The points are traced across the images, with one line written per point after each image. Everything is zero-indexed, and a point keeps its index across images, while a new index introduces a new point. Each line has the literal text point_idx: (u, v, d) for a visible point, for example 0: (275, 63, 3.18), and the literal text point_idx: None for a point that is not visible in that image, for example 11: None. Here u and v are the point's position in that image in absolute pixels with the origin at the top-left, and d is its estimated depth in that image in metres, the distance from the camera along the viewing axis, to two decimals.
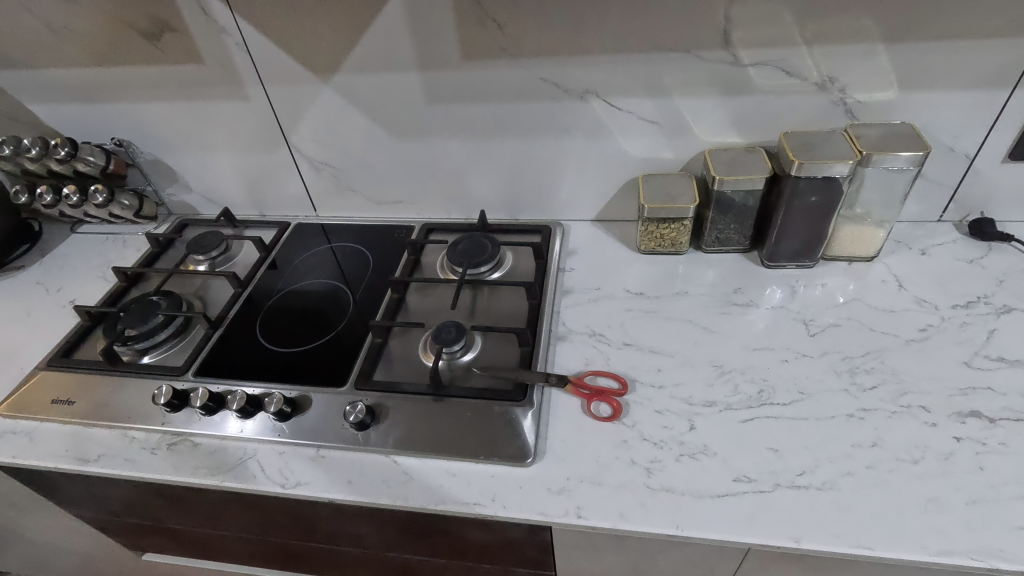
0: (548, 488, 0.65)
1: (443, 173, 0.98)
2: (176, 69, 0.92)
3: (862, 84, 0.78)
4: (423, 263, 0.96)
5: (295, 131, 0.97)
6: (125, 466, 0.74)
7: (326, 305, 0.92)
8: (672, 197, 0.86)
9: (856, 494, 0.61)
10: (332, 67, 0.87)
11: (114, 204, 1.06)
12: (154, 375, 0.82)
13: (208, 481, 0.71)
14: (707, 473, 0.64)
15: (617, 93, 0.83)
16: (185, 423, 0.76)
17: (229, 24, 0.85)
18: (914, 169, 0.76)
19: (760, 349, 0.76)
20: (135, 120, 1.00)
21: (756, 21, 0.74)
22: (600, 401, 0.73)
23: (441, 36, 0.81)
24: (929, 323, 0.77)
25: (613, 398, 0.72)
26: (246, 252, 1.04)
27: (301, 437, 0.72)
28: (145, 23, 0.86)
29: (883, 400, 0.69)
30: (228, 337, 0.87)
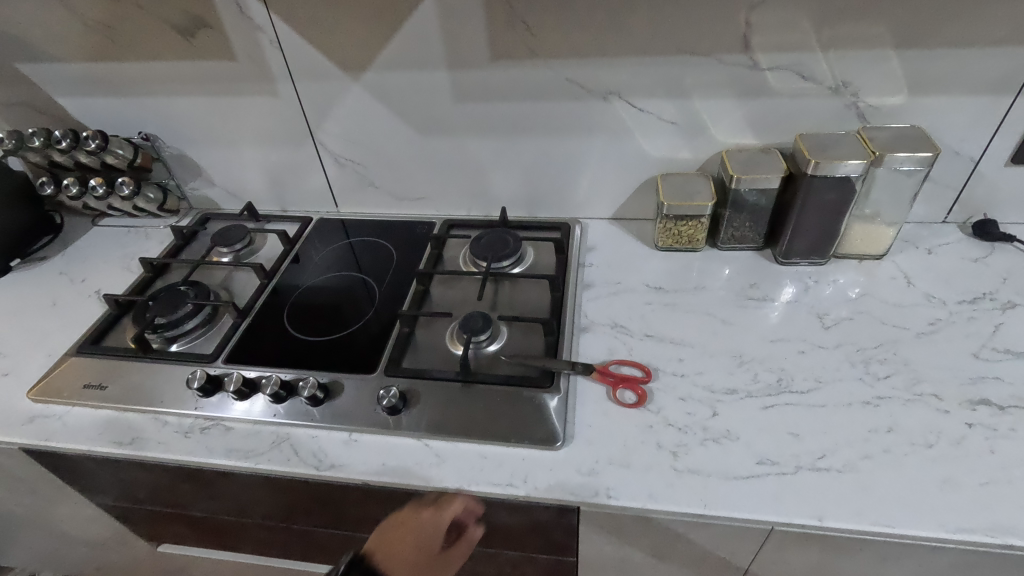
0: (577, 470, 0.67)
1: (465, 169, 1.01)
2: (208, 64, 0.94)
3: (874, 88, 0.81)
4: (445, 257, 0.99)
5: (321, 127, 0.99)
6: (158, 449, 0.75)
7: (351, 296, 0.94)
8: (691, 195, 0.89)
9: (875, 476, 0.64)
10: (362, 66, 0.90)
11: (139, 197, 1.07)
12: (185, 362, 0.83)
13: (242, 464, 0.72)
14: (730, 456, 0.67)
15: (640, 94, 0.87)
16: (217, 408, 0.77)
17: (263, 21, 0.87)
18: (923, 170, 0.80)
19: (777, 340, 0.79)
20: (163, 114, 1.02)
21: (775, 27, 0.77)
22: (624, 389, 0.75)
23: (472, 35, 0.84)
24: (937, 317, 0.80)
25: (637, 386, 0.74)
26: (269, 246, 1.06)
27: (334, 421, 0.74)
28: (181, 19, 0.89)
29: (897, 388, 0.72)
30: (256, 326, 0.89)
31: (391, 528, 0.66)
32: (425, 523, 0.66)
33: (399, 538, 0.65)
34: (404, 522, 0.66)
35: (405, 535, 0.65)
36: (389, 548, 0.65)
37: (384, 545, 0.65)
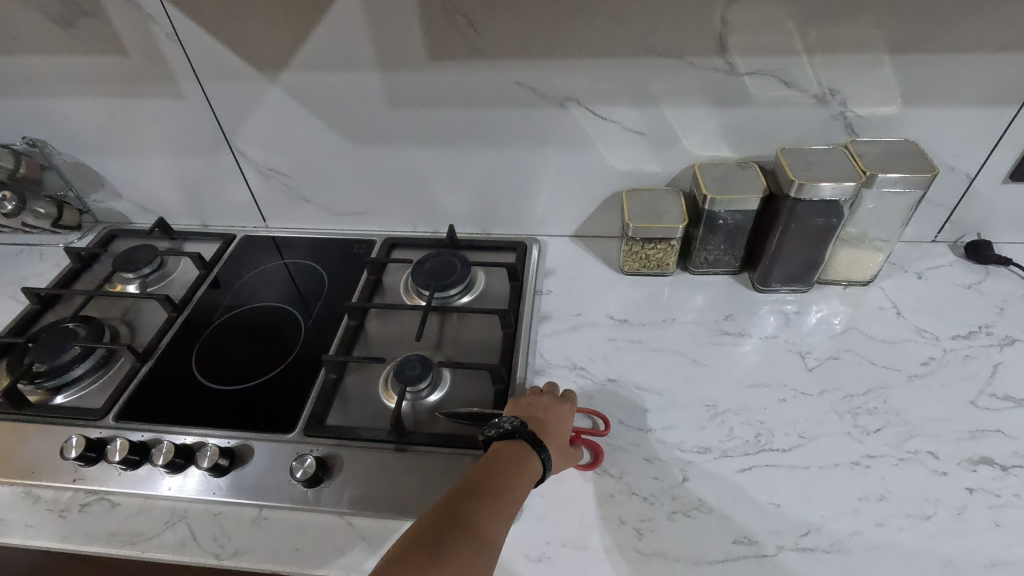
0: (525, 555, 0.57)
1: (407, 182, 0.89)
2: (94, 60, 0.79)
3: (864, 97, 0.72)
4: (385, 283, 0.87)
5: (238, 133, 0.86)
6: (26, 533, 0.62)
7: (275, 332, 0.82)
8: (659, 215, 0.79)
9: (866, 557, 0.55)
10: (279, 65, 0.77)
11: (27, 213, 0.93)
12: (67, 420, 0.70)
13: (125, 552, 0.60)
14: (703, 534, 0.57)
15: (602, 101, 0.75)
16: (100, 479, 0.65)
17: (155, 11, 0.73)
18: (917, 192, 0.71)
19: (755, 386, 0.70)
20: (49, 118, 0.87)
21: (755, 26, 0.67)
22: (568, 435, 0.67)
23: (406, 31, 0.71)
24: (930, 355, 0.72)
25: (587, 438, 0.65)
26: (184, 270, 0.92)
27: (240, 495, 0.62)
28: (54, 6, 0.74)
29: (887, 444, 0.63)
30: (158, 371, 0.76)
31: (538, 402, 0.64)
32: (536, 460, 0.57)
33: (516, 479, 0.54)
34: (521, 458, 0.56)
35: (525, 461, 0.56)
36: (544, 419, 0.62)
37: (492, 491, 0.53)
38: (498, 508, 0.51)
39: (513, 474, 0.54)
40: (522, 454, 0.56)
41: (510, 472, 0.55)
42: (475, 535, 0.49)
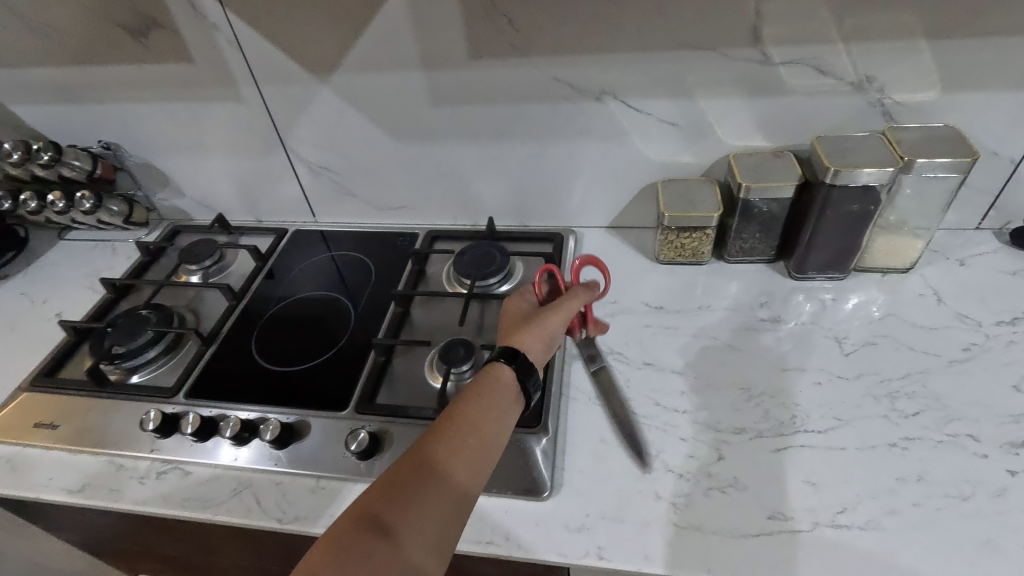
0: (565, 526, 0.60)
1: (449, 176, 0.93)
2: (164, 68, 0.86)
3: (902, 84, 0.72)
4: (428, 273, 0.91)
5: (292, 133, 0.91)
6: (111, 496, 0.69)
7: (326, 318, 0.87)
8: (694, 204, 0.80)
9: (903, 535, 0.56)
10: (330, 67, 0.82)
11: (102, 210, 1.01)
12: (143, 397, 0.77)
13: (198, 515, 0.66)
14: (738, 509, 0.59)
15: (637, 93, 0.78)
16: (174, 450, 0.71)
17: (219, 20, 0.79)
18: (958, 177, 0.71)
19: (790, 370, 0.71)
20: (122, 122, 0.95)
21: (789, 16, 0.68)
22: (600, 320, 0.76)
23: (449, 31, 0.75)
24: (972, 341, 0.72)
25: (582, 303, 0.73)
26: (242, 262, 0.99)
27: (300, 466, 0.67)
28: (130, 20, 0.81)
29: (925, 428, 0.64)
30: (222, 354, 0.82)
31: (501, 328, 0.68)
32: (506, 392, 0.58)
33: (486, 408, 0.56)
34: (477, 394, 0.56)
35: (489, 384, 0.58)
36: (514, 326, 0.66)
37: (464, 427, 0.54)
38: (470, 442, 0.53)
39: (479, 411, 0.55)
40: (484, 385, 0.57)
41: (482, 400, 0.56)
42: (445, 474, 0.51)
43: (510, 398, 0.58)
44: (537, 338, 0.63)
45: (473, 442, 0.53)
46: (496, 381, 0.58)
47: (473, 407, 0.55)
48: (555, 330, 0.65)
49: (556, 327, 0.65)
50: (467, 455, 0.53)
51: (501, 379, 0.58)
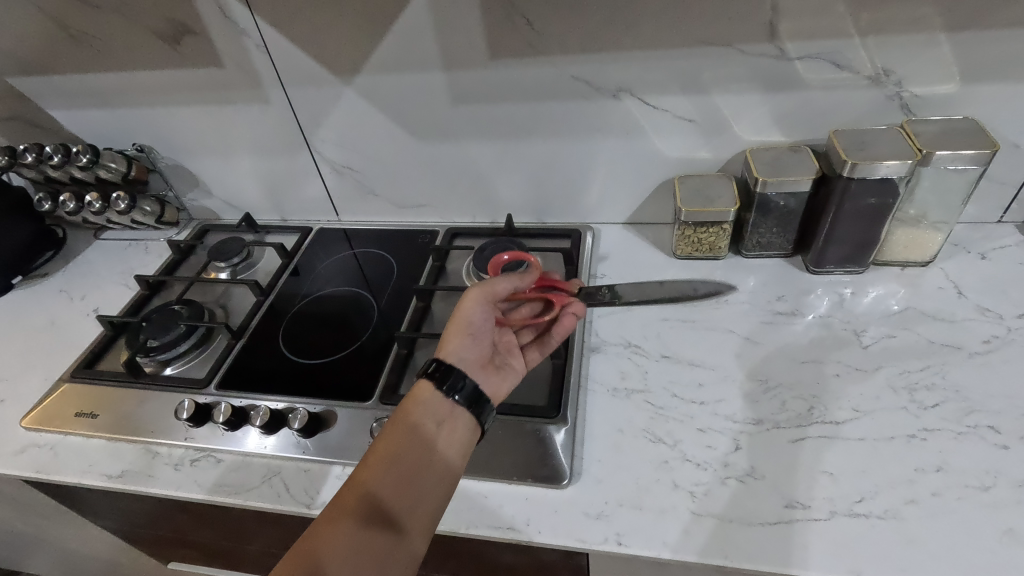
0: (585, 513, 0.61)
1: (468, 174, 0.95)
2: (195, 72, 0.89)
3: (920, 77, 0.72)
4: (448, 269, 0.94)
5: (316, 133, 0.94)
6: (148, 482, 0.72)
7: (349, 313, 0.90)
8: (711, 199, 0.81)
9: (922, 525, 0.56)
10: (353, 69, 0.84)
11: (136, 211, 1.05)
12: (176, 388, 0.80)
13: (230, 500, 0.69)
14: (757, 498, 0.60)
15: (654, 90, 0.79)
16: (207, 439, 0.74)
17: (248, 25, 0.82)
18: (978, 169, 0.71)
19: (808, 362, 0.72)
20: (154, 125, 0.99)
21: (805, 11, 0.69)
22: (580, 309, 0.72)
23: (469, 33, 0.77)
24: (993, 334, 0.71)
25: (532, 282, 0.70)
26: (268, 259, 1.02)
27: (326, 454, 0.70)
28: (164, 26, 0.84)
29: (945, 419, 0.64)
30: (250, 348, 0.85)
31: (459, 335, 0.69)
32: (434, 411, 0.58)
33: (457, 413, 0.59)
34: (399, 421, 0.57)
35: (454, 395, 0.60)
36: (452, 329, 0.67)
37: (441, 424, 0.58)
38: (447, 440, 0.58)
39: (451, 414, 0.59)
40: (406, 407, 0.58)
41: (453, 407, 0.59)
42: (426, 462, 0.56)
43: (440, 416, 0.58)
44: (451, 333, 0.63)
45: (401, 468, 0.55)
46: (421, 400, 0.58)
47: (399, 432, 0.56)
48: (472, 315, 0.64)
49: (472, 310, 0.64)
50: (397, 482, 0.54)
51: (424, 395, 0.59)
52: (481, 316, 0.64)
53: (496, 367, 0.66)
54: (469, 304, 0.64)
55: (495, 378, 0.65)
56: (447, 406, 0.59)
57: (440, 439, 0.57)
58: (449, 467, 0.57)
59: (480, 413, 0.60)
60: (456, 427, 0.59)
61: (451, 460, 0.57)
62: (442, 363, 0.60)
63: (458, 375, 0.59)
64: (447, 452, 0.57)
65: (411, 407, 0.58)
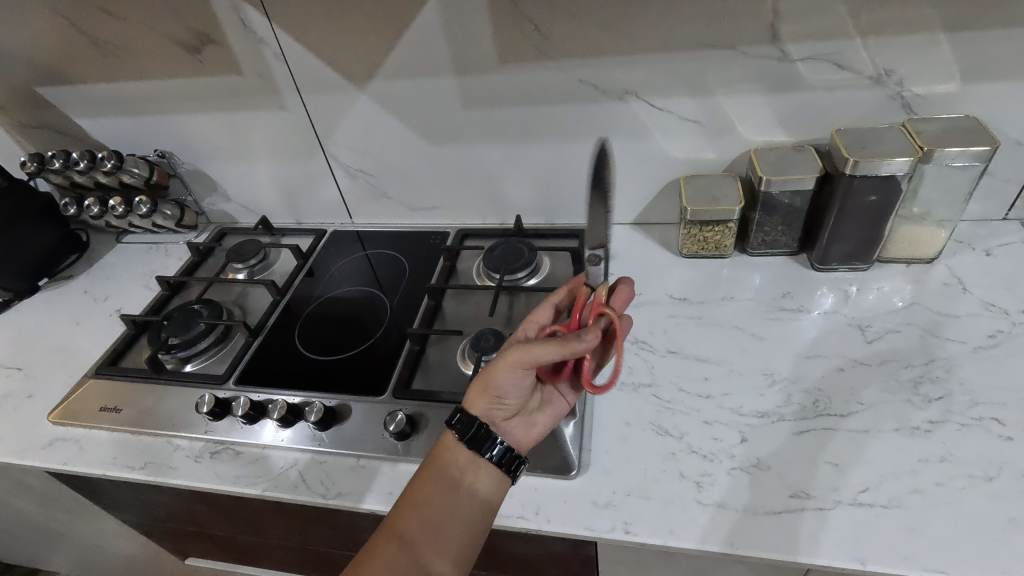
0: (593, 502, 0.63)
1: (479, 177, 0.97)
2: (216, 80, 0.93)
3: (921, 77, 0.74)
4: (459, 269, 0.96)
5: (331, 138, 0.97)
6: (170, 473, 0.74)
7: (363, 312, 0.92)
8: (716, 198, 0.83)
9: (926, 513, 0.57)
10: (368, 75, 0.87)
11: (157, 215, 1.08)
12: (196, 384, 0.83)
13: (248, 491, 0.71)
14: (762, 488, 0.61)
15: (659, 92, 0.81)
16: (226, 432, 0.76)
17: (267, 35, 0.85)
18: (980, 166, 0.72)
19: (813, 357, 0.73)
20: (176, 132, 1.02)
21: (807, 13, 0.70)
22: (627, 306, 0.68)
23: (479, 39, 0.80)
24: (998, 329, 0.72)
25: (588, 331, 0.52)
26: (284, 260, 1.05)
27: (341, 446, 0.72)
28: (187, 36, 0.88)
29: (950, 411, 0.65)
30: (267, 345, 0.88)
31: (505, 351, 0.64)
32: (459, 459, 0.59)
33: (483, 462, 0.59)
34: (422, 474, 0.59)
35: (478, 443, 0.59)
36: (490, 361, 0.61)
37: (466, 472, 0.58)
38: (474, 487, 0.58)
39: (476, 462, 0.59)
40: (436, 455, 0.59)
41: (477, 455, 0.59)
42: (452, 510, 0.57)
43: (465, 464, 0.58)
44: (478, 392, 0.59)
45: (427, 518, 0.56)
46: (447, 449, 0.59)
47: (423, 480, 0.58)
48: (502, 381, 0.57)
49: (502, 378, 0.57)
50: (416, 537, 0.55)
51: (448, 442, 0.59)
52: (511, 383, 0.57)
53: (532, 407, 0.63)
54: (499, 373, 0.56)
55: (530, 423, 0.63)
56: (469, 456, 0.59)
57: (459, 494, 0.58)
58: (469, 523, 0.57)
59: (506, 467, 0.59)
60: (478, 479, 0.58)
61: (472, 516, 0.57)
62: (465, 414, 0.59)
63: (481, 428, 0.58)
64: (467, 506, 0.57)
65: (436, 455, 0.59)
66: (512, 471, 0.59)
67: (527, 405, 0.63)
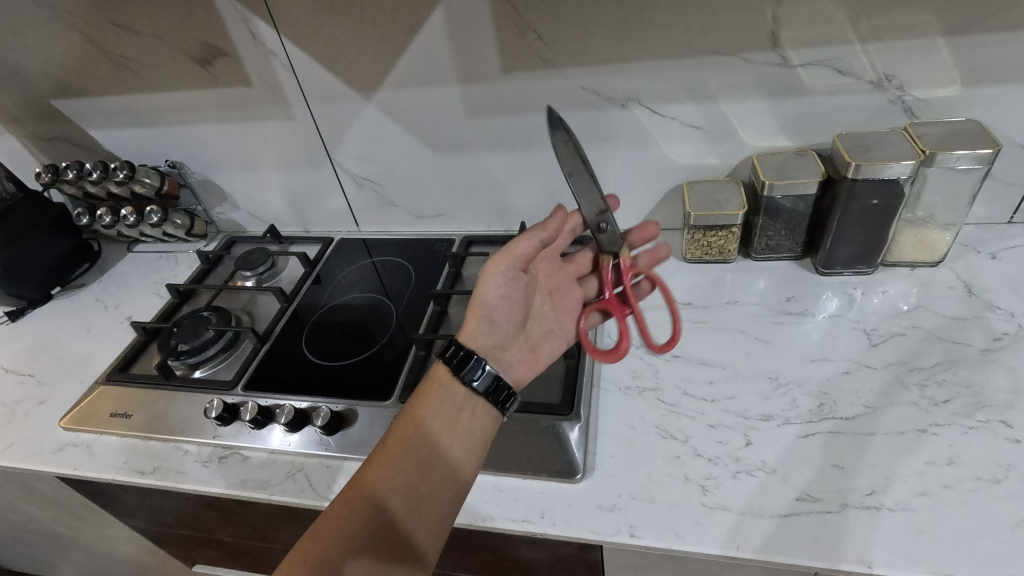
0: (598, 505, 0.63)
1: (483, 184, 0.98)
2: (226, 91, 0.95)
3: (922, 81, 0.74)
4: (464, 276, 0.97)
5: (338, 148, 0.99)
6: (179, 478, 0.75)
7: (369, 319, 0.93)
8: (720, 203, 0.83)
9: (933, 516, 0.57)
10: (374, 85, 0.89)
11: (167, 224, 1.10)
12: (205, 389, 0.84)
13: (256, 495, 0.72)
14: (766, 491, 0.61)
15: (661, 99, 0.82)
16: (234, 437, 0.77)
17: (275, 46, 0.87)
18: (983, 169, 0.72)
19: (818, 360, 0.73)
20: (186, 143, 1.04)
21: (806, 20, 0.71)
22: (656, 250, 0.76)
23: (483, 48, 0.81)
24: (1005, 331, 0.72)
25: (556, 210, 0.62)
26: (291, 268, 1.07)
27: (348, 451, 0.72)
28: (198, 49, 0.90)
29: (957, 413, 0.64)
30: (275, 351, 0.89)
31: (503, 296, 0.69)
32: (452, 397, 0.61)
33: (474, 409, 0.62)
34: (414, 411, 0.60)
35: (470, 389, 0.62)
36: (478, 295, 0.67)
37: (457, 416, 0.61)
38: (463, 432, 0.60)
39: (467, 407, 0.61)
40: (429, 395, 0.61)
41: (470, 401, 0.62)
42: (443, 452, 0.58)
43: (457, 403, 0.61)
44: (470, 318, 0.65)
45: (419, 455, 0.57)
46: (440, 387, 0.62)
47: (415, 418, 0.59)
48: (489, 294, 0.64)
49: (490, 290, 0.64)
50: (407, 473, 0.56)
51: (444, 379, 0.62)
52: (500, 295, 0.64)
53: (535, 342, 0.70)
54: (485, 284, 0.64)
55: (531, 358, 0.69)
56: (464, 394, 0.62)
57: (454, 434, 0.60)
58: (459, 468, 0.58)
59: (499, 402, 0.62)
60: (472, 423, 0.61)
61: (462, 460, 0.59)
62: (460, 348, 0.62)
63: (478, 363, 0.62)
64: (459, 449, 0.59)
65: (429, 394, 0.61)
66: (504, 405, 0.63)
67: (530, 337, 0.70)
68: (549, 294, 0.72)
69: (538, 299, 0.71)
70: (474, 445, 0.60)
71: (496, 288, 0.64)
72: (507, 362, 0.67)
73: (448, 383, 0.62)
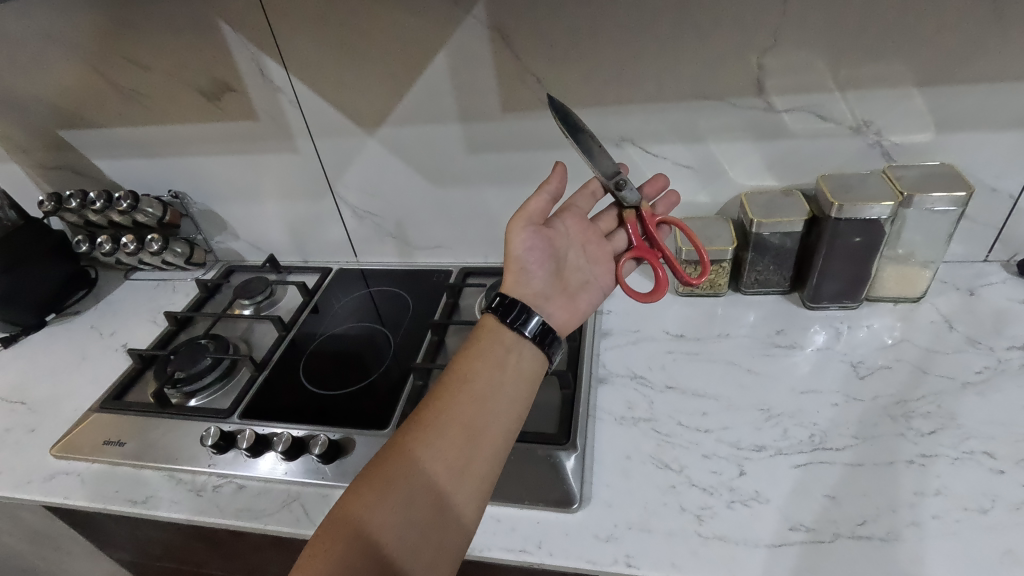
0: (595, 535, 0.63)
1: (481, 217, 1.01)
2: (232, 125, 0.98)
3: (898, 127, 0.79)
4: (461, 306, 0.98)
5: (340, 180, 1.01)
6: (172, 507, 0.74)
7: (366, 348, 0.94)
8: (710, 239, 0.86)
9: (924, 546, 0.58)
10: (378, 121, 0.92)
11: (167, 252, 1.12)
12: (201, 418, 0.84)
13: (250, 524, 0.71)
14: (760, 520, 0.62)
15: (653, 139, 0.86)
16: (229, 465, 0.77)
17: (283, 83, 0.90)
18: (957, 210, 0.76)
19: (808, 392, 0.75)
20: (191, 173, 1.06)
21: (789, 69, 0.76)
22: (668, 197, 0.80)
23: (484, 88, 0.85)
24: (985, 365, 0.74)
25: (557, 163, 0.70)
26: (290, 297, 1.08)
27: (344, 480, 0.72)
28: (208, 85, 0.93)
29: (943, 445, 0.66)
30: (273, 380, 0.89)
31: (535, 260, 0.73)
32: (501, 341, 0.64)
33: (520, 352, 0.65)
34: (466, 353, 0.63)
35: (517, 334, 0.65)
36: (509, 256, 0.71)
37: (506, 358, 0.63)
38: (511, 372, 0.63)
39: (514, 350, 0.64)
40: (479, 339, 0.65)
41: (517, 345, 0.65)
42: (494, 387, 0.61)
43: (505, 345, 0.64)
44: (507, 270, 0.69)
45: (473, 389, 0.60)
46: (487, 334, 0.65)
47: (467, 358, 0.63)
48: (519, 242, 0.68)
49: (520, 238, 0.68)
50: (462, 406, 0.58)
51: (492, 325, 0.65)
52: (530, 241, 0.69)
53: (573, 291, 0.73)
54: (513, 235, 0.68)
55: (571, 306, 0.72)
56: (512, 336, 0.65)
57: (503, 373, 0.62)
58: (510, 402, 0.61)
59: (547, 346, 0.66)
60: (517, 365, 0.64)
61: (512, 396, 0.61)
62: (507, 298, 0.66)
63: (522, 310, 0.65)
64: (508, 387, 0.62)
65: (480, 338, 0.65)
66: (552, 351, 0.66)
67: (568, 290, 0.73)
68: (582, 248, 0.75)
69: (573, 252, 0.74)
70: (521, 384, 0.63)
71: (523, 234, 0.68)
72: (549, 309, 0.70)
73: (496, 328, 0.65)
